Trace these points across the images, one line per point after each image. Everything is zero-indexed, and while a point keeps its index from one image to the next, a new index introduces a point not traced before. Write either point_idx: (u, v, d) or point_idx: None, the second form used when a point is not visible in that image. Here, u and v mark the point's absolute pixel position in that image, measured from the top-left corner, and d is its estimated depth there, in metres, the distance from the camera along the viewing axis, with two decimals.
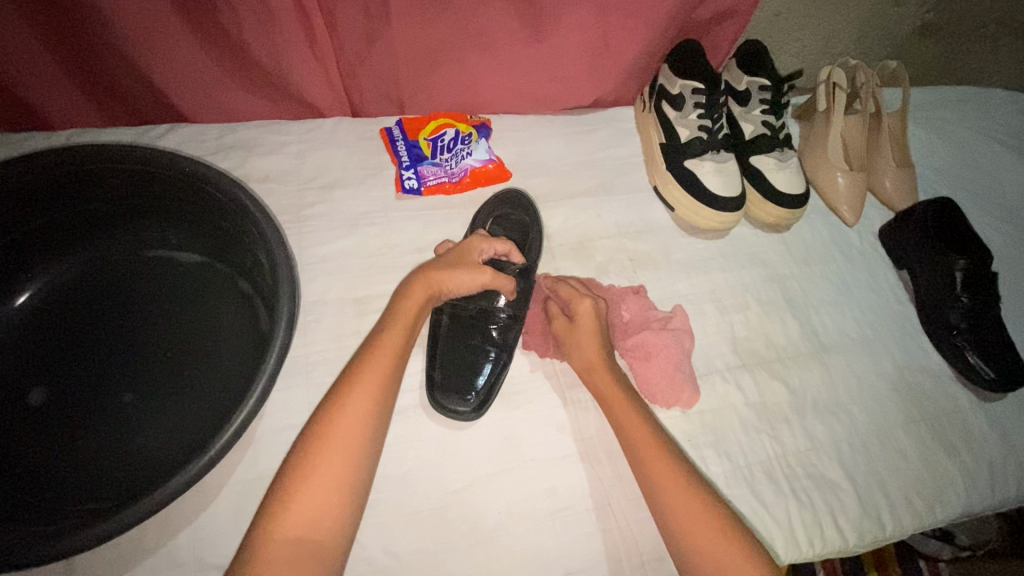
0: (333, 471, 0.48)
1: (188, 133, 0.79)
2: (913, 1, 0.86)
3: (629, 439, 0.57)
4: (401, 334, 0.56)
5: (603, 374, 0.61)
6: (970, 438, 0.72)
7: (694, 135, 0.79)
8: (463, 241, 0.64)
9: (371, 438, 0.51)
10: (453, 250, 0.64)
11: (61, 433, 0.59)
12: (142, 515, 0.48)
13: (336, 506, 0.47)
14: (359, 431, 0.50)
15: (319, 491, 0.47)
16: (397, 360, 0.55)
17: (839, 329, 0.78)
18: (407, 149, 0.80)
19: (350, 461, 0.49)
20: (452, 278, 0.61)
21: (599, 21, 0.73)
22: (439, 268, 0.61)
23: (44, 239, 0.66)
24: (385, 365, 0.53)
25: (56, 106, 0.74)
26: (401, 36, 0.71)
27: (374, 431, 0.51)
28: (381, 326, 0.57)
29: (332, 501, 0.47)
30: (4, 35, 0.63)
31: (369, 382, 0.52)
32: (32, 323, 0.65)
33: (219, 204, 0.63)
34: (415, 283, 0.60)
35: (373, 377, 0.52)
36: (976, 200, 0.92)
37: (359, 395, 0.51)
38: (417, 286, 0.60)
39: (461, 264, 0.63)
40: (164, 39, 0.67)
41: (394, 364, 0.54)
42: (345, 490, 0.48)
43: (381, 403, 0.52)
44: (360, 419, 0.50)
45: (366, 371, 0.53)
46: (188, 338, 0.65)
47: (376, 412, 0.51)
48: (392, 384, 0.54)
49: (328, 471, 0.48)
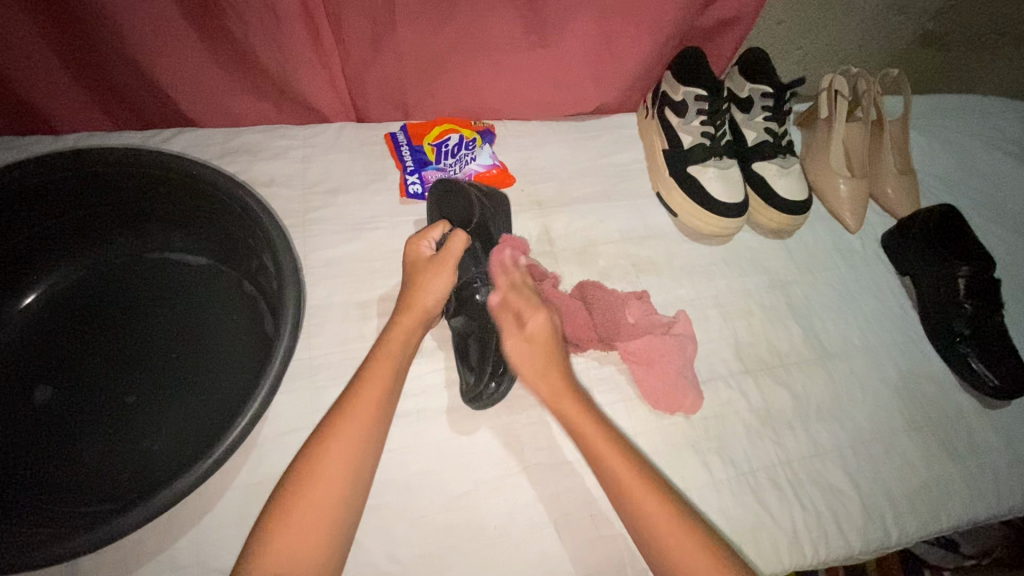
0: (320, 508, 0.47)
1: (194, 138, 0.79)
2: (915, 10, 0.87)
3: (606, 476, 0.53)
4: (392, 361, 0.57)
5: (569, 402, 0.56)
6: (974, 444, 0.72)
7: (698, 141, 0.79)
8: (407, 258, 0.64)
9: (360, 475, 0.51)
10: (407, 273, 0.64)
11: (64, 435, 0.59)
12: (147, 517, 0.48)
13: (320, 546, 0.46)
14: (346, 469, 0.50)
15: (304, 528, 0.46)
16: (388, 391, 0.55)
17: (843, 335, 0.78)
18: (412, 154, 0.81)
19: (337, 499, 0.48)
20: (428, 292, 0.61)
21: (603, 28, 0.74)
22: (410, 292, 0.62)
23: (51, 240, 0.66)
24: (377, 397, 0.54)
25: (63, 111, 0.75)
26: (407, 41, 0.71)
27: (362, 469, 0.51)
28: (372, 355, 0.57)
29: (315, 541, 0.46)
30: (13, 41, 0.64)
31: (360, 416, 0.52)
32: (37, 324, 0.65)
33: (226, 209, 0.63)
34: (397, 316, 0.61)
35: (365, 410, 0.52)
36: (979, 207, 0.92)
37: (350, 430, 0.51)
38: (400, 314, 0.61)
39: (420, 269, 0.63)
40: (171, 45, 0.68)
41: (385, 396, 0.54)
42: (333, 525, 0.48)
43: (371, 438, 0.52)
44: (349, 454, 0.50)
45: (357, 403, 0.53)
46: (191, 340, 0.65)
47: (365, 448, 0.51)
48: (382, 418, 0.54)
49: (318, 501, 0.47)
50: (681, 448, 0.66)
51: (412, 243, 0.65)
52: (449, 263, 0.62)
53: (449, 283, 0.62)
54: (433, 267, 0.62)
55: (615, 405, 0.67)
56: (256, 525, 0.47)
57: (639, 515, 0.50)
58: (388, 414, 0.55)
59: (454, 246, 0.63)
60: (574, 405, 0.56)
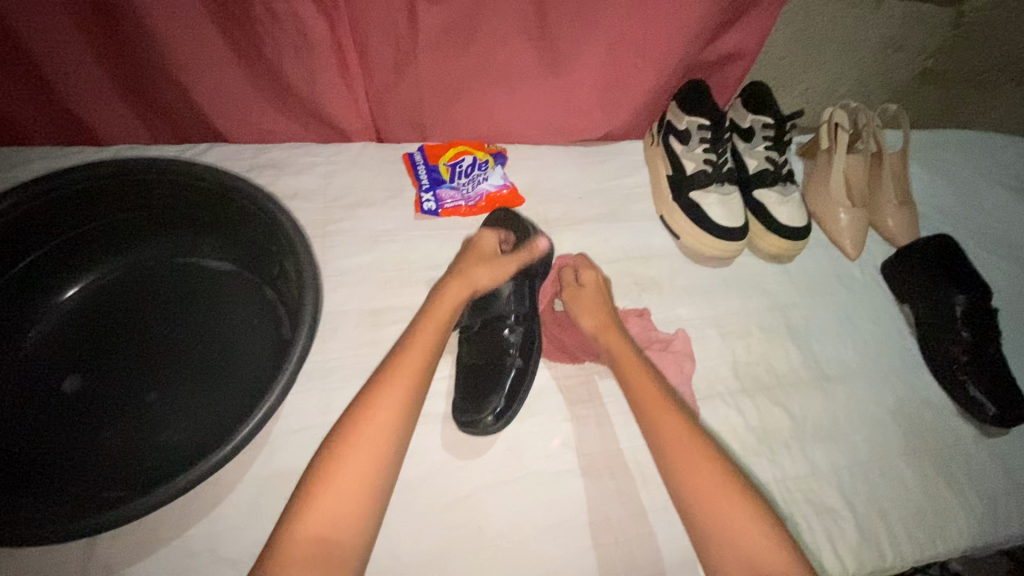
0: (352, 478, 0.49)
1: (226, 152, 0.85)
2: (913, 48, 0.91)
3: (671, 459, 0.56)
4: (431, 339, 0.61)
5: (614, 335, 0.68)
6: (972, 472, 0.72)
7: (700, 168, 0.83)
8: (472, 241, 0.75)
9: (393, 451, 0.53)
10: (467, 252, 0.74)
11: (89, 422, 0.62)
12: (164, 500, 0.51)
13: (353, 516, 0.48)
14: (389, 430, 0.53)
15: (338, 497, 0.48)
16: (422, 374, 0.57)
17: (841, 359, 0.79)
18: (428, 173, 0.85)
19: (371, 470, 0.50)
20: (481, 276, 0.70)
21: (611, 59, 0.79)
22: (467, 270, 0.70)
23: (89, 243, 0.71)
24: (412, 378, 0.56)
25: (109, 124, 0.81)
26: (429, 65, 0.76)
27: (396, 444, 0.53)
28: (413, 330, 0.62)
29: (350, 509, 0.48)
30: (71, 58, 0.71)
31: (394, 394, 0.55)
32: (70, 319, 0.69)
33: (251, 215, 0.68)
34: (449, 288, 0.67)
35: (398, 389, 0.55)
36: (978, 238, 0.94)
37: (384, 406, 0.54)
38: (451, 287, 0.67)
39: (488, 256, 0.73)
40: (212, 65, 0.74)
41: (425, 366, 0.58)
42: (374, 483, 0.50)
43: (405, 416, 0.54)
44: (383, 430, 0.52)
45: (396, 370, 0.57)
46: (212, 339, 0.68)
47: (398, 425, 0.54)
48: (420, 388, 0.57)
49: (360, 459, 0.51)
50: None
51: (483, 233, 0.75)
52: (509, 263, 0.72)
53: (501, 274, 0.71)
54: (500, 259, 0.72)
55: (616, 417, 0.68)
56: (294, 493, 0.49)
57: (635, 389, 0.62)
58: (423, 394, 0.57)
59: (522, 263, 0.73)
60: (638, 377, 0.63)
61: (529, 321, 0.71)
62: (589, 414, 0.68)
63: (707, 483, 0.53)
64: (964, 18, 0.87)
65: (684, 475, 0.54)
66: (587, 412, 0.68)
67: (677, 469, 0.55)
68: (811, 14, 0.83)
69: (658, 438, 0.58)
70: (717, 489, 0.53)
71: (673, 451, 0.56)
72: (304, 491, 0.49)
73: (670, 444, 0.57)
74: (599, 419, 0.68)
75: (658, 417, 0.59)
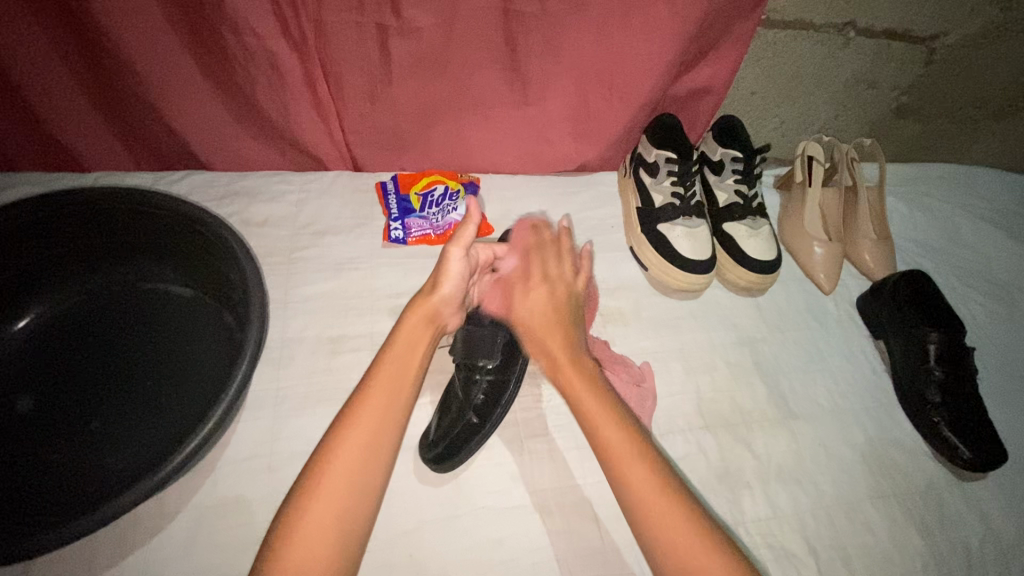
0: (321, 521, 0.47)
1: (202, 178, 0.87)
2: (888, 84, 0.91)
3: (643, 513, 0.50)
4: (402, 367, 0.56)
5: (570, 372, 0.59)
6: (945, 518, 0.70)
7: (668, 201, 0.83)
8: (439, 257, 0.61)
9: (369, 486, 0.50)
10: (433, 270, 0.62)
11: (41, 446, 0.63)
12: (82, 532, 0.50)
13: (329, 556, 0.46)
14: (358, 470, 0.49)
15: (310, 538, 0.46)
16: (394, 405, 0.53)
17: (809, 396, 0.78)
18: (398, 202, 0.86)
19: (342, 516, 0.47)
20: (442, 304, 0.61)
21: (579, 93, 0.80)
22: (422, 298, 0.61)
23: (56, 268, 0.73)
24: (381, 410, 0.52)
25: (91, 151, 0.83)
26: (400, 97, 0.78)
27: (371, 477, 0.50)
28: (377, 359, 0.56)
29: (326, 548, 0.46)
30: (52, 89, 0.73)
31: (362, 430, 0.51)
32: (32, 342, 0.71)
33: (210, 246, 0.69)
34: (408, 312, 0.60)
35: (362, 437, 0.51)
36: (960, 274, 0.92)
37: (350, 445, 0.50)
38: (411, 318, 0.59)
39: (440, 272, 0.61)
40: (187, 95, 0.76)
41: (395, 399, 0.53)
42: (345, 524, 0.47)
43: (376, 450, 0.51)
44: (352, 466, 0.49)
45: (364, 405, 0.52)
46: (169, 365, 0.69)
47: (369, 460, 0.50)
48: (392, 420, 0.53)
49: (328, 503, 0.47)
50: None
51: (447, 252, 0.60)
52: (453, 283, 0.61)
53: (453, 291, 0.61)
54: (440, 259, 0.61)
55: (571, 451, 0.68)
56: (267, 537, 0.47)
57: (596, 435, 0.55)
58: (400, 423, 0.53)
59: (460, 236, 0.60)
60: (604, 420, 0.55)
61: (507, 372, 0.68)
62: (544, 449, 0.68)
63: (662, 515, 0.49)
64: (936, 54, 0.87)
65: (670, 540, 0.48)
66: (542, 446, 0.68)
67: (659, 526, 0.49)
68: (779, 51, 0.83)
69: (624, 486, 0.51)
70: (682, 530, 0.48)
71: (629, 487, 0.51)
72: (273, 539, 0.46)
73: (623, 477, 0.52)
74: (554, 454, 0.67)
75: (608, 444, 0.53)
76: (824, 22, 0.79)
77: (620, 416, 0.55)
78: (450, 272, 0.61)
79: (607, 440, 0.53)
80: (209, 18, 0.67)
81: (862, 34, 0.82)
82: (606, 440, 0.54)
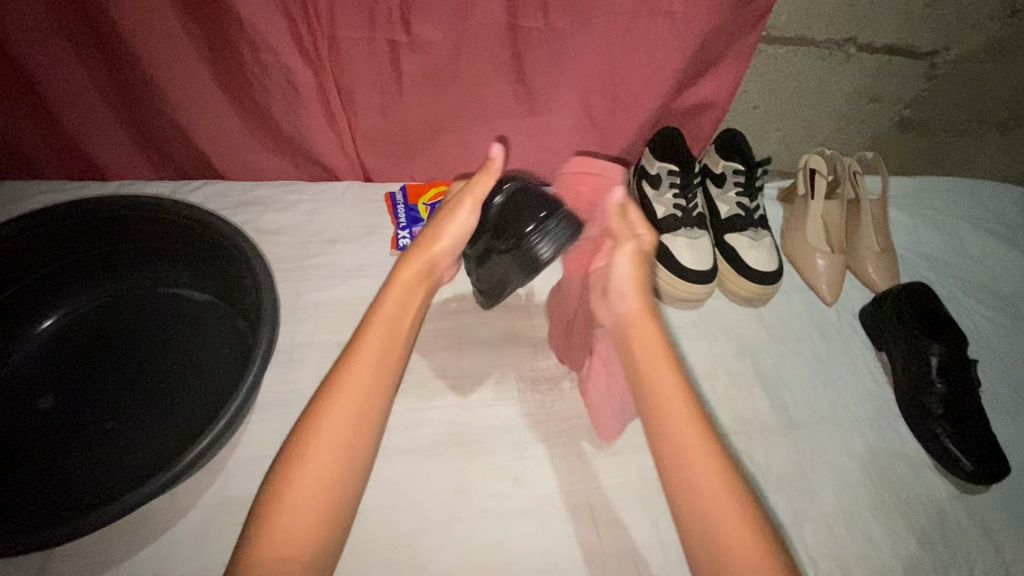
0: (312, 485, 0.48)
1: (218, 188, 0.90)
2: (890, 98, 0.92)
3: (696, 495, 0.51)
4: (386, 327, 0.57)
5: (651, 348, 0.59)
6: (946, 530, 0.70)
7: (670, 213, 0.84)
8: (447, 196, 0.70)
9: (358, 447, 0.51)
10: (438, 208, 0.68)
11: (59, 440, 0.66)
12: (101, 522, 0.52)
13: (318, 518, 0.47)
14: (346, 433, 0.51)
15: (297, 508, 0.47)
16: (381, 378, 0.54)
17: (810, 406, 0.78)
18: (407, 212, 0.88)
19: (330, 479, 0.49)
20: (446, 236, 0.64)
21: (582, 106, 0.82)
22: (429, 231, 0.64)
23: (79, 272, 0.77)
24: (371, 374, 0.54)
25: (113, 161, 0.86)
26: (409, 109, 0.81)
27: (359, 452, 0.51)
28: (369, 317, 0.57)
29: (312, 519, 0.47)
30: (79, 101, 0.77)
31: (352, 392, 0.52)
32: (51, 343, 0.74)
33: (225, 252, 0.72)
34: (403, 268, 0.61)
35: (351, 396, 0.52)
36: (963, 286, 0.92)
37: (338, 407, 0.51)
38: (410, 266, 0.62)
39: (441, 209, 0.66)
40: (206, 107, 0.79)
41: (385, 352, 0.55)
42: (333, 487, 0.49)
43: (366, 413, 0.52)
44: (338, 439, 0.50)
45: (351, 368, 0.54)
46: (182, 367, 0.72)
47: (360, 422, 0.52)
48: (383, 383, 0.54)
49: (317, 466, 0.49)
50: (632, 504, 0.66)
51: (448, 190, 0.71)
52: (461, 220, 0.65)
53: (466, 224, 0.66)
54: (451, 207, 0.65)
55: (571, 458, 0.69)
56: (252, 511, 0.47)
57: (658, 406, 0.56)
58: (390, 385, 0.55)
59: (478, 188, 0.65)
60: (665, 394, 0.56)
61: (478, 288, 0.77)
62: (544, 454, 0.69)
63: (709, 484, 0.51)
64: (937, 69, 0.88)
65: (717, 522, 0.49)
66: (542, 451, 0.69)
67: (707, 506, 0.50)
68: (782, 67, 0.85)
69: (677, 462, 0.53)
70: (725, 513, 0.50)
71: (684, 450, 0.53)
72: (259, 513, 0.47)
73: (681, 445, 0.53)
74: (555, 458, 0.68)
75: (669, 414, 0.55)
76: (825, 39, 0.81)
77: (681, 390, 0.56)
78: (464, 226, 0.65)
79: (667, 416, 0.55)
80: (230, 33, 0.70)
81: (863, 50, 0.84)
82: (667, 408, 0.55)
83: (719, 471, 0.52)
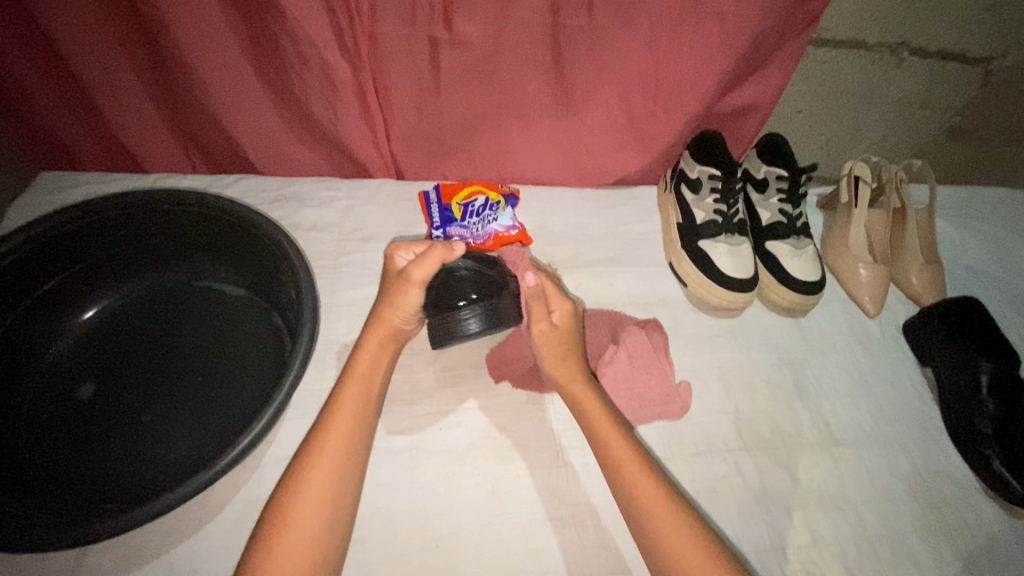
0: (306, 522, 0.53)
1: (254, 182, 0.90)
2: (941, 105, 0.89)
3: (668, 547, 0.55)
4: (361, 384, 0.62)
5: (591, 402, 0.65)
6: (993, 556, 0.68)
7: (710, 218, 0.83)
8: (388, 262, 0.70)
9: (346, 485, 0.56)
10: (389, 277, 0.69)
11: (98, 431, 0.66)
12: (147, 517, 0.52)
13: (311, 554, 0.52)
14: (334, 473, 0.56)
15: (292, 545, 0.51)
16: (355, 439, 0.59)
17: (852, 422, 0.76)
18: (440, 211, 0.87)
19: (322, 516, 0.53)
20: (400, 310, 0.66)
21: (622, 107, 0.81)
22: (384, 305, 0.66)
23: (118, 265, 0.77)
24: (352, 420, 0.59)
25: (152, 154, 0.87)
26: (447, 108, 0.80)
27: (347, 489, 0.56)
28: (343, 380, 0.63)
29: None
30: (122, 95, 0.78)
31: (337, 437, 0.58)
32: (90, 334, 0.74)
33: (265, 247, 0.72)
34: (370, 334, 0.66)
35: (337, 441, 0.58)
36: (1013, 302, 0.89)
37: (327, 451, 0.57)
38: (372, 334, 0.66)
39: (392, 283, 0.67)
40: (245, 103, 0.79)
41: (364, 399, 0.61)
42: (328, 522, 0.54)
43: (351, 455, 0.58)
44: (321, 498, 0.54)
45: (335, 416, 0.59)
46: (219, 360, 0.72)
47: (347, 464, 0.57)
48: (364, 428, 0.60)
49: (310, 504, 0.54)
50: None
51: (390, 249, 0.70)
52: (410, 296, 0.65)
53: (418, 299, 0.66)
54: (402, 284, 0.66)
55: None
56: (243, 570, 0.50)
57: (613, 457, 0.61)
58: (370, 428, 0.61)
59: (427, 264, 0.65)
60: (620, 446, 0.61)
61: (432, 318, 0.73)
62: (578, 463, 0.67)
63: (671, 532, 0.55)
64: (993, 76, 0.85)
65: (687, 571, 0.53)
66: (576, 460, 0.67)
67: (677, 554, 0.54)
68: (831, 70, 0.82)
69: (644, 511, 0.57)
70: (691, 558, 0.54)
71: (642, 509, 0.57)
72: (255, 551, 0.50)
73: (643, 505, 0.57)
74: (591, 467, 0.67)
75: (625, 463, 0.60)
76: (877, 42, 0.78)
77: (634, 447, 0.61)
78: (413, 302, 0.66)
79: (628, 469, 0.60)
80: (273, 29, 0.69)
81: (916, 54, 0.81)
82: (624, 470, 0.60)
83: (683, 522, 0.56)
